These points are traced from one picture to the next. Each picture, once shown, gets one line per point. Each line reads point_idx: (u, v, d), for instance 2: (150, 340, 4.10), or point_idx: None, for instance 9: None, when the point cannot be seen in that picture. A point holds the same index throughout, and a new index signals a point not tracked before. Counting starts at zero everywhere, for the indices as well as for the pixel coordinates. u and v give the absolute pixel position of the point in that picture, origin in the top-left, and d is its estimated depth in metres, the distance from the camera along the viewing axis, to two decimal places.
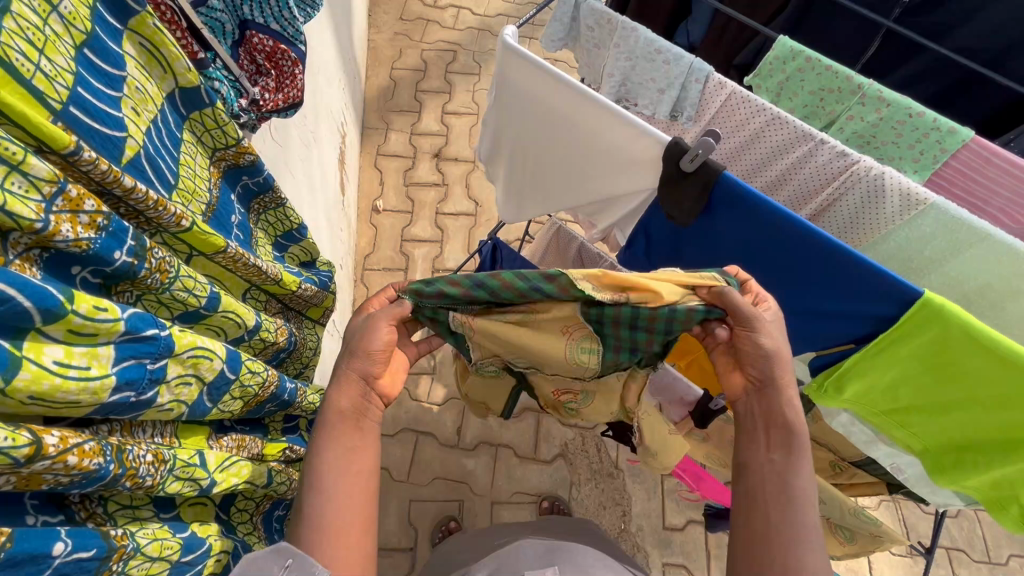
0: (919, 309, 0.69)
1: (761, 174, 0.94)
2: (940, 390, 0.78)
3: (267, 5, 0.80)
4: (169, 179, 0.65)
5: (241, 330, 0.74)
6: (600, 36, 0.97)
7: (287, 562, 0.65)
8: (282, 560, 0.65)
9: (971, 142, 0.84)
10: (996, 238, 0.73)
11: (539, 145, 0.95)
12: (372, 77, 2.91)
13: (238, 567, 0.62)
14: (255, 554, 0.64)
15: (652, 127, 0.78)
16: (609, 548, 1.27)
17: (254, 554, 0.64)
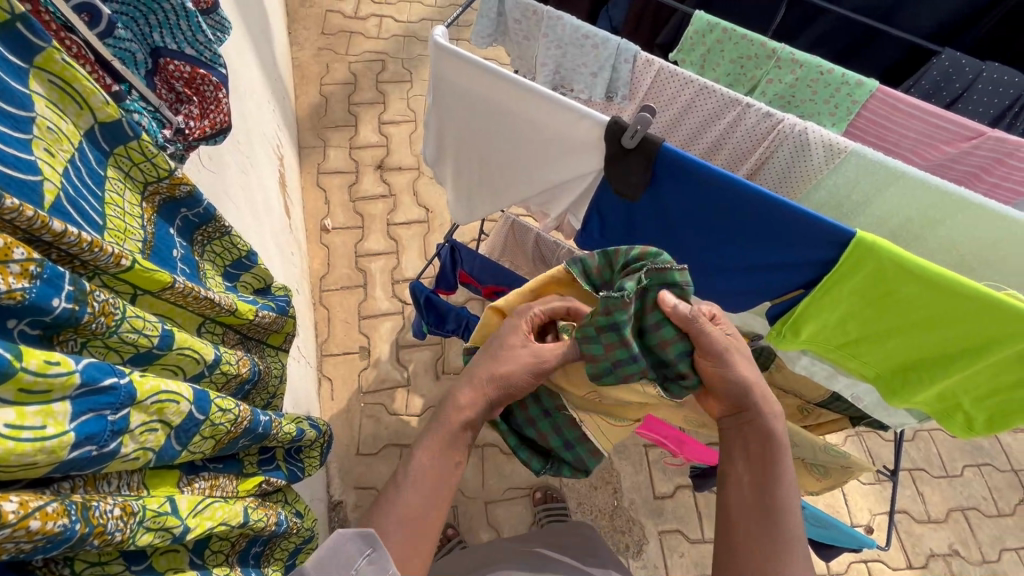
0: (854, 247, 0.75)
1: (699, 141, 0.98)
2: (883, 320, 0.85)
3: (178, 31, 0.76)
4: (96, 220, 0.60)
5: (200, 365, 0.70)
6: (528, 28, 0.99)
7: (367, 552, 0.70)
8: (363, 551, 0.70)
9: (877, 92, 0.92)
10: (911, 175, 0.80)
11: (481, 137, 0.96)
12: (302, 96, 2.84)
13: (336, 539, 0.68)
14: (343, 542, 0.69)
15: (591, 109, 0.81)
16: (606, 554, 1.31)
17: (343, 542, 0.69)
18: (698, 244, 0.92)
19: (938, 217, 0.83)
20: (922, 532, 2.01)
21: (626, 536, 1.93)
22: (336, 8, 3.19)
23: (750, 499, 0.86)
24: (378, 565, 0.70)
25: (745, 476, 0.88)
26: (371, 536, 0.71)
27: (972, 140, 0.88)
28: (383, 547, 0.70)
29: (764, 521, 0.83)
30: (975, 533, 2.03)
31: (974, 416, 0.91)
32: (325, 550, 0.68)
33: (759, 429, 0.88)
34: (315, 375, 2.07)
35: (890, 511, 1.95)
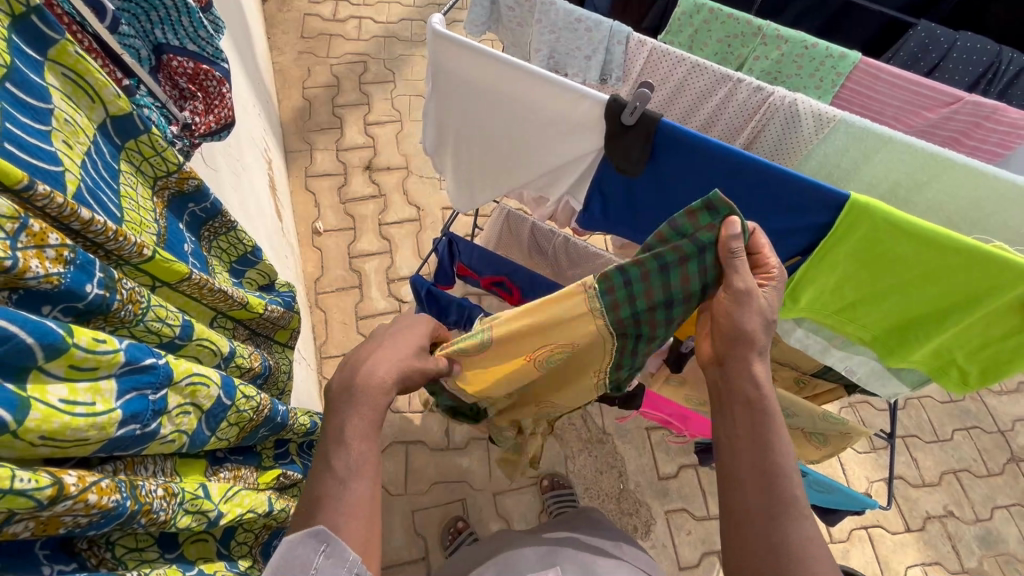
0: (849, 209, 0.78)
1: (693, 118, 1.01)
2: (877, 281, 0.88)
3: (180, 27, 0.76)
4: (115, 212, 0.60)
5: (216, 357, 0.71)
6: (521, 14, 1.01)
7: (322, 547, 0.63)
8: (318, 547, 0.63)
9: (859, 63, 0.95)
10: (898, 140, 0.84)
11: (479, 123, 0.98)
12: (285, 100, 2.83)
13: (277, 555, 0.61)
14: (288, 548, 0.62)
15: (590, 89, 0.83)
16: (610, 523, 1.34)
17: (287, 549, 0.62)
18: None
19: (926, 179, 0.87)
20: (917, 496, 2.07)
21: (634, 518, 1.96)
22: (315, 11, 3.18)
23: (737, 464, 0.77)
24: (336, 558, 0.63)
25: (731, 439, 0.80)
26: (321, 530, 0.64)
27: (951, 105, 0.93)
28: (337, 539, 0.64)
29: (760, 485, 0.74)
30: (968, 494, 2.10)
31: (968, 369, 0.95)
32: (277, 562, 0.61)
33: (744, 387, 0.80)
34: (316, 377, 2.06)
35: (887, 477, 2.01)
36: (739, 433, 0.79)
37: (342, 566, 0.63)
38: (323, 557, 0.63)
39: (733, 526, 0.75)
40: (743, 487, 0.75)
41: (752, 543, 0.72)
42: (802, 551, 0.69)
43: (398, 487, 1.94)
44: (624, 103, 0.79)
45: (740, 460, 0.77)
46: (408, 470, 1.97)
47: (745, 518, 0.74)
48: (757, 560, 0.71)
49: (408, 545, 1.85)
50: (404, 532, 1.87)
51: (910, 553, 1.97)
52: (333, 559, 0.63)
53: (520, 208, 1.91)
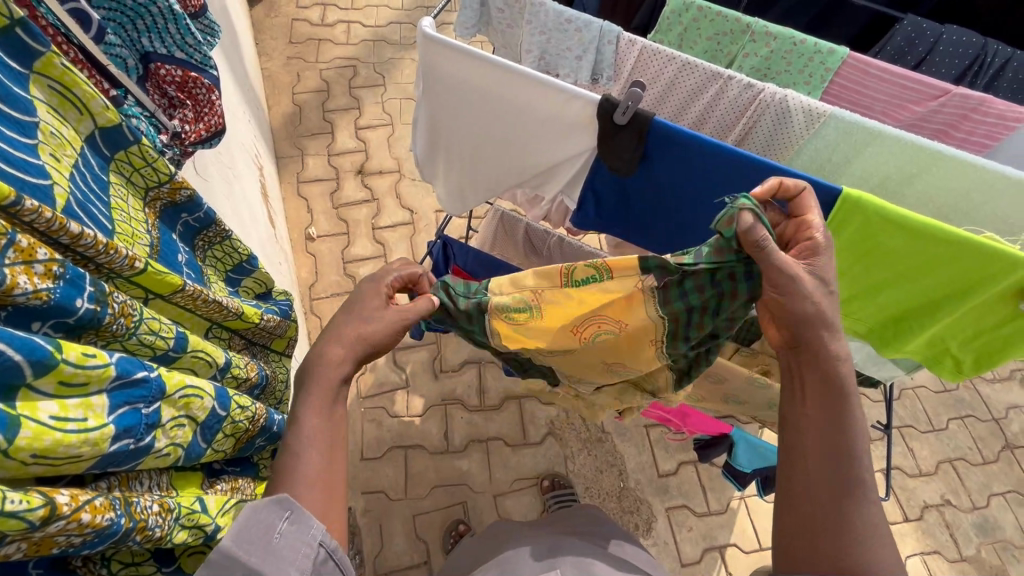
0: (841, 205, 0.78)
1: (685, 116, 1.01)
2: (872, 274, 0.89)
3: (167, 35, 0.76)
4: (106, 224, 0.60)
5: (212, 368, 0.70)
6: (511, 16, 1.01)
7: (287, 513, 0.63)
8: (282, 512, 0.63)
9: (848, 58, 0.96)
10: (887, 134, 0.84)
11: (473, 126, 0.98)
12: (275, 106, 2.82)
13: (243, 514, 0.60)
14: (254, 508, 0.61)
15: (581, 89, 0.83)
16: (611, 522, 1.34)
17: (254, 508, 0.61)
18: (691, 218, 0.96)
19: (916, 172, 0.88)
20: (915, 486, 2.09)
21: (634, 516, 1.97)
22: (303, 16, 3.17)
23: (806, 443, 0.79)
24: (301, 525, 0.64)
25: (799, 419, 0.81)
26: (287, 497, 0.64)
27: (939, 99, 0.95)
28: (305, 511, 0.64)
29: (825, 464, 0.76)
30: (965, 482, 2.11)
31: (962, 358, 0.96)
32: (241, 526, 0.59)
33: (817, 368, 0.79)
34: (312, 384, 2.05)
35: (884, 468, 2.02)
36: (810, 415, 0.79)
37: (306, 533, 0.64)
38: (287, 523, 0.63)
39: (794, 504, 0.78)
40: (808, 466, 0.78)
41: (814, 522, 0.75)
42: (862, 531, 0.73)
43: (398, 492, 1.93)
44: (615, 103, 0.80)
45: (805, 439, 0.79)
46: (408, 474, 1.96)
47: (808, 498, 0.77)
48: (814, 535, 0.74)
49: (409, 550, 1.84)
50: (405, 537, 1.87)
51: (910, 543, 1.99)
52: (296, 527, 0.63)
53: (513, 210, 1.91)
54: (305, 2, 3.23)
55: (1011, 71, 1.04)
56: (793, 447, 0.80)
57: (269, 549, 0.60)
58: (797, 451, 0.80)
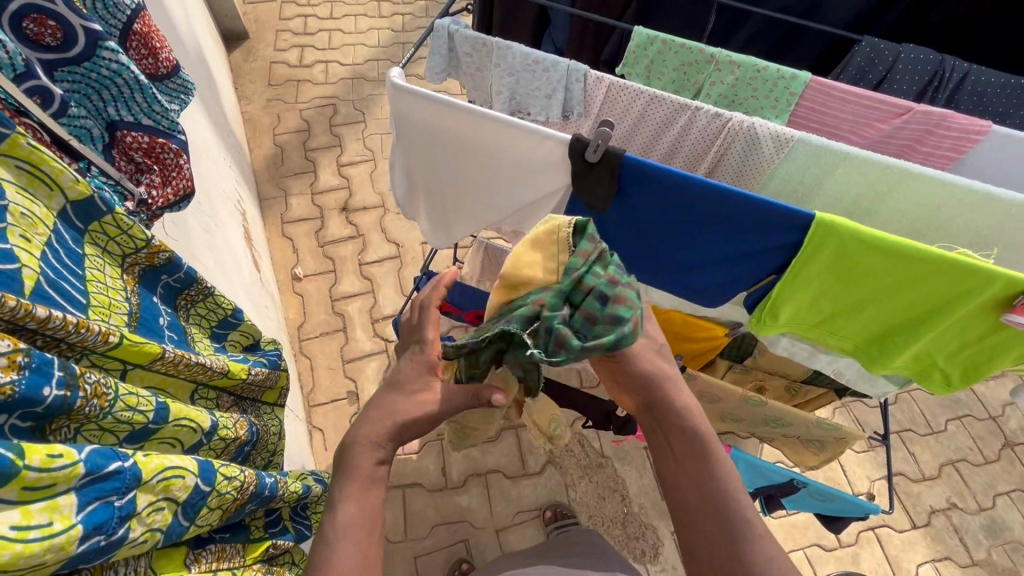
0: (818, 228, 0.79)
1: (656, 148, 1.03)
2: (853, 293, 0.89)
3: (133, 103, 0.76)
4: (80, 299, 0.58)
5: (197, 434, 0.68)
6: (479, 60, 1.03)
7: None
8: None
9: (811, 82, 0.99)
10: (856, 156, 0.86)
11: (449, 167, 0.98)
12: (256, 148, 2.83)
13: None
14: None
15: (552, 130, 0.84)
16: (615, 555, 1.31)
17: None
18: (671, 248, 0.96)
19: (888, 189, 0.89)
20: (919, 491, 2.07)
21: (640, 542, 1.93)
22: (281, 59, 3.22)
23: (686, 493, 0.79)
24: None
25: (669, 471, 0.82)
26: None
27: (902, 116, 0.98)
28: None
29: (714, 520, 0.75)
30: (968, 483, 2.10)
31: (949, 370, 0.96)
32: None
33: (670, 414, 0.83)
34: (306, 427, 2.01)
35: (886, 475, 2.01)
36: (681, 466, 0.80)
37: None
38: None
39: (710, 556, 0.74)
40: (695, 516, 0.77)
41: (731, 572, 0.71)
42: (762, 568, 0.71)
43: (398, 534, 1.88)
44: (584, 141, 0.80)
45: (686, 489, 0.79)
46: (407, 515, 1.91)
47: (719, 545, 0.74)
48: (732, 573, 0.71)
49: None
50: None
51: (920, 550, 1.96)
52: None
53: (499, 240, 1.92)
54: (283, 44, 3.29)
55: (970, 84, 1.06)
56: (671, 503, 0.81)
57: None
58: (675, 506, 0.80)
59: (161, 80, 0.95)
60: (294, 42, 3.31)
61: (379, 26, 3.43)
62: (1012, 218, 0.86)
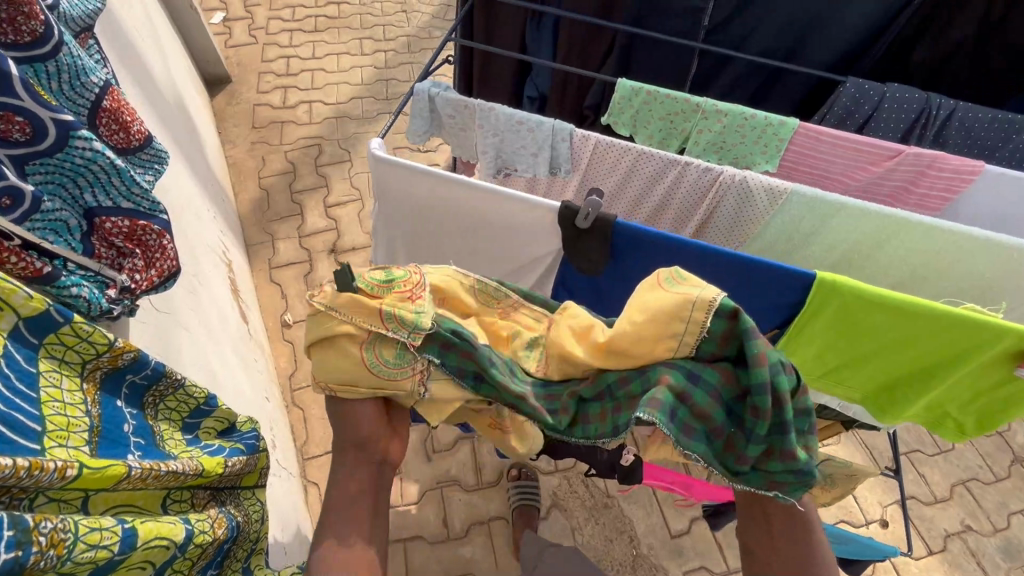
0: (819, 285, 0.76)
1: (646, 201, 1.00)
2: (859, 348, 0.86)
3: (111, 187, 0.73)
4: (34, 427, 0.54)
5: (170, 550, 0.62)
6: (462, 120, 1.00)
7: None
8: None
9: (799, 128, 0.98)
10: (851, 205, 0.85)
11: (436, 231, 0.95)
12: (241, 192, 2.81)
13: None
14: None
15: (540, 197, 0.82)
16: None
17: None
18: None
19: (885, 236, 0.88)
20: (932, 514, 2.03)
21: None
22: (264, 101, 3.21)
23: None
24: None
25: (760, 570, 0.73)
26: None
27: (893, 159, 0.96)
28: None
29: None
30: (981, 503, 2.06)
31: (963, 420, 0.92)
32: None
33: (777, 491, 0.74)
34: (299, 483, 1.94)
35: (897, 500, 1.97)
36: (778, 546, 0.73)
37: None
38: None
39: None
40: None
41: None
42: None
43: None
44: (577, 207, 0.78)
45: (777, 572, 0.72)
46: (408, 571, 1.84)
47: None
48: None
49: None
50: None
51: None
52: None
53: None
54: (266, 86, 3.29)
55: (958, 120, 1.05)
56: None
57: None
58: None
59: (133, 152, 0.92)
60: (276, 83, 3.30)
61: (362, 63, 3.44)
62: (1013, 261, 0.84)
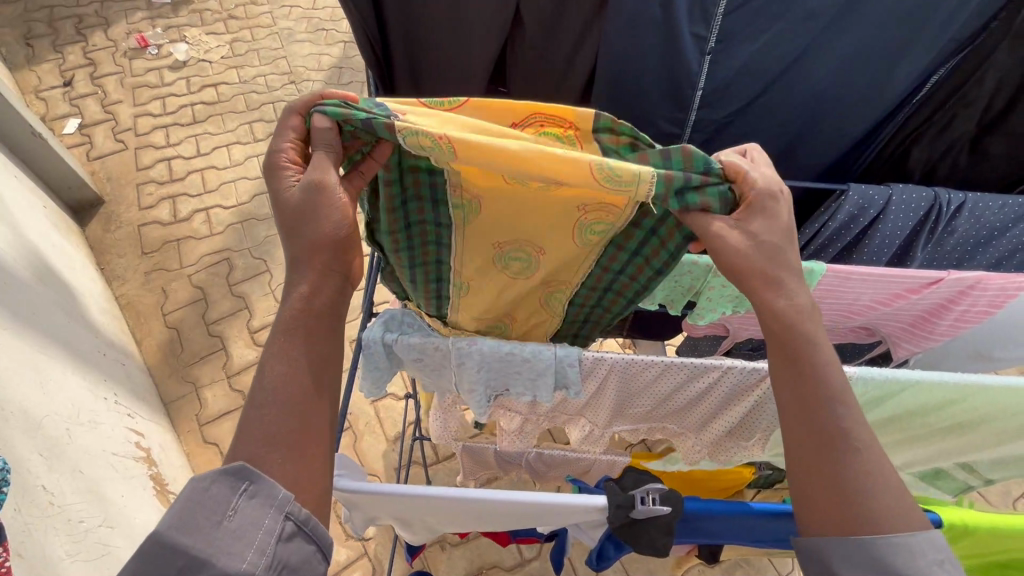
0: (955, 534, 0.67)
1: (675, 399, 0.84)
2: (981, 558, 0.76)
3: None
4: None
5: None
6: (434, 359, 0.74)
7: (244, 485, 0.57)
8: (238, 485, 0.57)
9: (826, 271, 0.82)
10: (924, 381, 0.75)
11: (437, 499, 0.71)
12: (145, 337, 2.38)
13: (173, 520, 0.55)
14: (206, 487, 0.57)
15: (570, 492, 0.69)
16: None
17: (205, 485, 0.57)
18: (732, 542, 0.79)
19: (954, 396, 0.79)
20: None
21: None
22: (150, 218, 2.76)
23: (814, 441, 0.63)
24: (262, 496, 0.58)
25: (786, 405, 0.66)
26: (243, 468, 0.58)
27: (932, 286, 0.84)
28: (261, 477, 0.58)
29: (812, 432, 0.63)
30: None
31: None
32: (192, 500, 0.56)
33: (790, 324, 0.65)
34: None
35: None
36: (789, 379, 0.65)
37: (268, 504, 0.58)
38: (244, 497, 0.57)
39: (811, 491, 0.63)
40: (809, 493, 0.63)
41: (827, 497, 0.62)
42: (862, 489, 0.61)
43: None
44: (630, 494, 0.67)
45: (787, 400, 0.66)
46: None
47: (812, 473, 0.63)
48: (818, 493, 0.62)
49: None
50: None
51: None
52: (258, 498, 0.58)
53: (486, 431, 1.69)
54: (148, 200, 2.82)
55: (969, 212, 0.96)
56: (794, 431, 0.65)
57: (220, 532, 0.55)
58: (792, 428, 0.65)
59: None
60: (161, 194, 2.85)
61: (257, 151, 3.05)
62: None
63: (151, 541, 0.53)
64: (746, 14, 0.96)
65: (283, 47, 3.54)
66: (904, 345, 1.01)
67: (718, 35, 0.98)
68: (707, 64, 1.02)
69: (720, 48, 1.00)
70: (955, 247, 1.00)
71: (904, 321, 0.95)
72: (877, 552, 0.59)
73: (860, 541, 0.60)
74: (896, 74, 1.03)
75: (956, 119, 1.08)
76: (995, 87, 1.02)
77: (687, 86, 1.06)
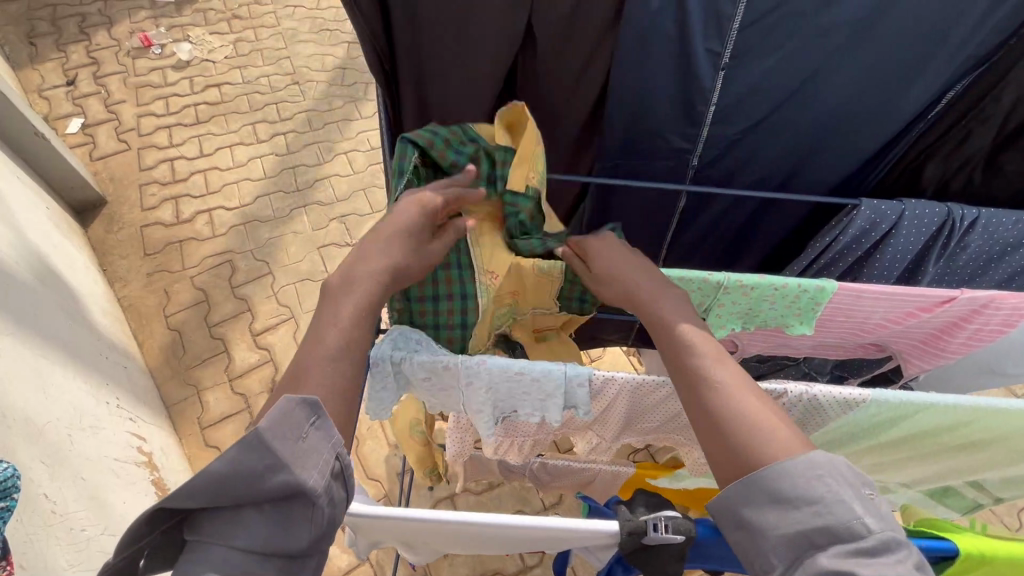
0: (970, 562, 0.66)
1: (683, 419, 0.83)
2: None
3: None
4: None
5: None
6: (443, 379, 0.74)
7: (315, 421, 0.57)
8: (310, 421, 0.57)
9: (839, 289, 0.81)
10: (940, 404, 0.74)
11: (442, 525, 0.70)
12: (147, 339, 2.37)
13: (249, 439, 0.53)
14: (283, 411, 0.55)
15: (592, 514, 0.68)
16: None
17: (283, 409, 0.55)
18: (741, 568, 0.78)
19: (968, 418, 0.77)
20: None
21: None
22: (152, 219, 2.75)
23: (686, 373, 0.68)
24: (327, 433, 0.57)
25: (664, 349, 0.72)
26: (319, 403, 0.58)
27: (944, 305, 0.83)
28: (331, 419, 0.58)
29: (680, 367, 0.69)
30: None
31: None
32: (273, 416, 0.54)
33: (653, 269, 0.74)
34: None
35: None
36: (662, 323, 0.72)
37: (331, 444, 0.57)
38: (315, 431, 0.56)
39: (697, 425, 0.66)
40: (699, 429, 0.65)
41: (705, 424, 0.64)
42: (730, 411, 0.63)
43: None
44: (643, 520, 0.66)
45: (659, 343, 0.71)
46: None
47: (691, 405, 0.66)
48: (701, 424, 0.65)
49: None
50: None
51: None
52: (322, 436, 0.57)
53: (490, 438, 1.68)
54: (151, 201, 2.82)
55: (982, 228, 0.95)
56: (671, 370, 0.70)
57: (293, 452, 0.54)
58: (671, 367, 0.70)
59: None
60: (163, 195, 2.84)
61: (260, 152, 3.04)
62: None
63: (245, 439, 0.52)
64: (763, 29, 0.93)
65: (286, 48, 3.53)
66: (914, 361, 1.00)
67: (733, 52, 0.96)
68: (720, 81, 1.00)
69: (734, 65, 0.98)
70: (967, 262, 0.99)
71: (916, 338, 0.94)
72: (775, 486, 0.58)
73: (752, 478, 0.59)
74: (911, 90, 1.02)
75: (972, 135, 1.08)
76: (1013, 102, 1.01)
77: (699, 102, 1.04)
